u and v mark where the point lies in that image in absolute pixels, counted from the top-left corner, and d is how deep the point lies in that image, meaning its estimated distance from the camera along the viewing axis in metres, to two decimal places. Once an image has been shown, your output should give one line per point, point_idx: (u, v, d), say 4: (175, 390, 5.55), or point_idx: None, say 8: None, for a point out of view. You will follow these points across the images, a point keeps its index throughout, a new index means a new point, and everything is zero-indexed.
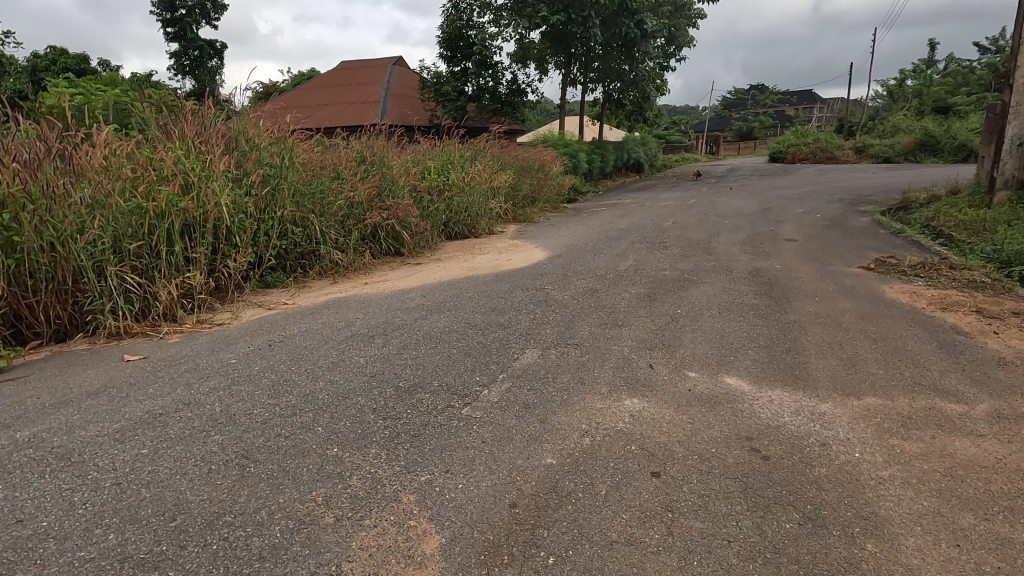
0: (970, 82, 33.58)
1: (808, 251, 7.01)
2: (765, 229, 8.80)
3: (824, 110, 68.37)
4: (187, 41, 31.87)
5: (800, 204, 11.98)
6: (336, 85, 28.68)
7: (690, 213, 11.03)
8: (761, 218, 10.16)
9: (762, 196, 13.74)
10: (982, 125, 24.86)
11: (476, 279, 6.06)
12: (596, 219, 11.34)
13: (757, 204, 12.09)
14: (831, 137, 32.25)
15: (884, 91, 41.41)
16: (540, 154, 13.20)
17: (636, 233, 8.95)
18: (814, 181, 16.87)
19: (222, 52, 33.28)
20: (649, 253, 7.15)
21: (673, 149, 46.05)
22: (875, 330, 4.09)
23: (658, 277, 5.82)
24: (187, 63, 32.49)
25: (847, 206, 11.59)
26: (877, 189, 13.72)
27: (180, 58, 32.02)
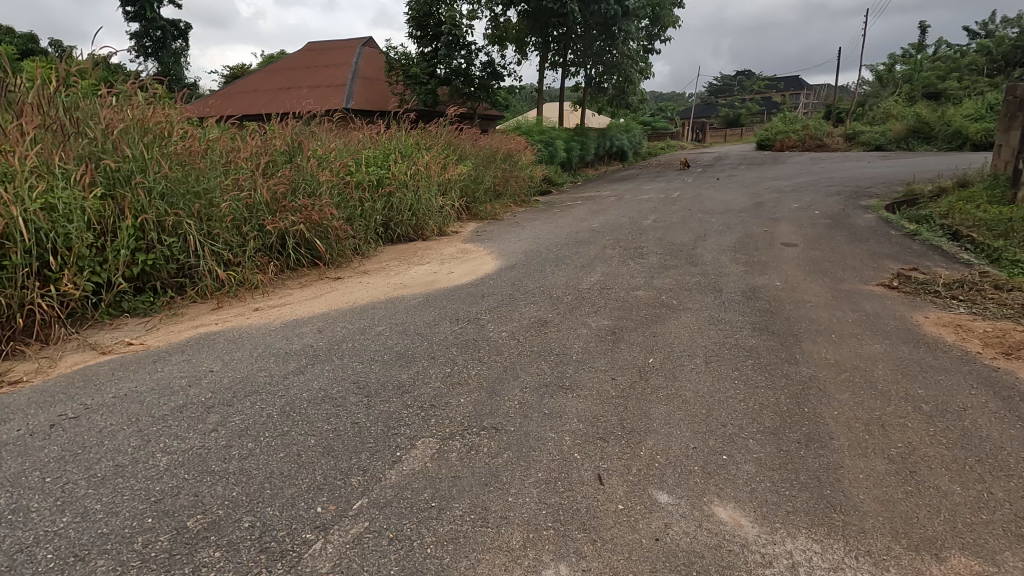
0: (961, 67, 32.64)
1: (812, 261, 5.81)
2: (758, 230, 7.59)
3: (811, 96, 67.51)
4: (147, 21, 29.86)
5: (794, 198, 10.78)
6: (303, 67, 26.92)
7: (672, 210, 9.79)
8: (753, 215, 8.95)
9: (752, 188, 12.55)
10: (977, 111, 23.91)
11: (399, 303, 4.77)
12: (568, 216, 10.04)
13: (748, 198, 10.88)
14: (821, 124, 31.19)
15: (873, 77, 40.47)
16: (507, 142, 11.82)
17: (609, 235, 7.69)
18: (806, 171, 15.70)
19: (186, 34, 31.23)
20: (621, 264, 5.91)
21: (660, 137, 44.81)
22: (925, 397, 2.87)
23: (627, 301, 4.57)
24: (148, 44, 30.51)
25: (847, 200, 10.42)
26: (877, 181, 12.56)
27: (141, 38, 30.03)
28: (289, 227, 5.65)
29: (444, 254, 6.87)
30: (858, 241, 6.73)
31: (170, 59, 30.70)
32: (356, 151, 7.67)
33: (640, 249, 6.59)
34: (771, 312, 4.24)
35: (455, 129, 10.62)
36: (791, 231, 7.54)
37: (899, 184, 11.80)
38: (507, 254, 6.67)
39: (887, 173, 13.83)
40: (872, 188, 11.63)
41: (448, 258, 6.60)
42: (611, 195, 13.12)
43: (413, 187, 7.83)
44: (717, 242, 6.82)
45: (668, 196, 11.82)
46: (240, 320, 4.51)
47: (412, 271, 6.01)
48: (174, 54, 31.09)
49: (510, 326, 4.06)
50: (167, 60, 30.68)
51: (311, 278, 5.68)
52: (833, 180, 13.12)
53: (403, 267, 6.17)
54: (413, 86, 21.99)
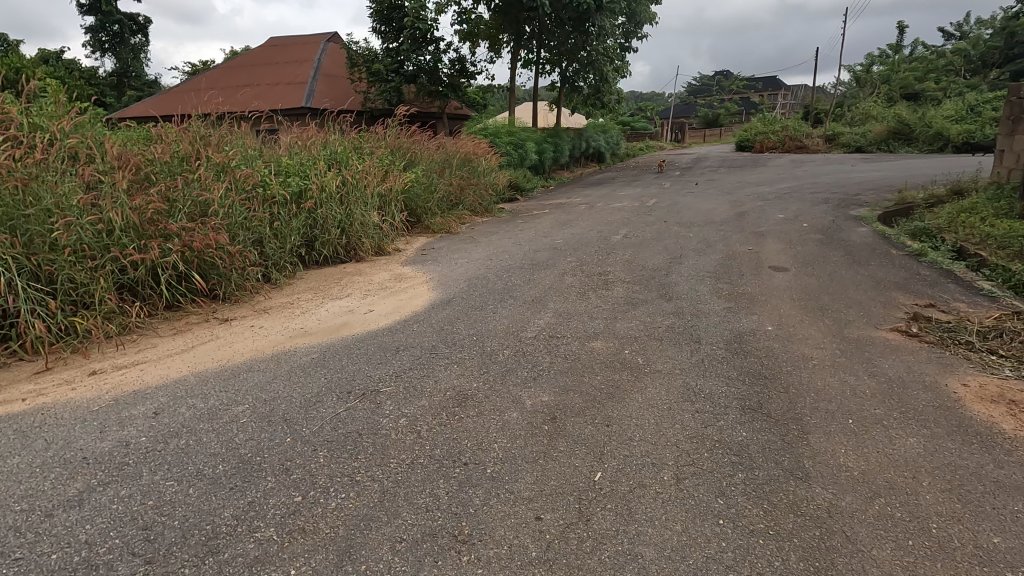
0: (938, 69, 32.45)
1: (807, 293, 4.84)
2: (741, 249, 6.63)
3: (788, 96, 67.61)
4: (102, 14, 27.97)
5: (780, 207, 9.88)
6: (263, 64, 25.46)
7: (646, 222, 8.80)
8: (734, 229, 8.02)
9: (733, 194, 11.67)
10: (957, 113, 23.48)
11: (287, 362, 3.67)
12: (531, 228, 8.99)
13: (728, 208, 9.98)
14: (800, 126, 30.65)
15: (851, 78, 40.22)
16: (465, 145, 10.71)
17: (573, 255, 6.66)
18: (788, 175, 14.88)
19: (145, 28, 29.33)
20: (579, 298, 4.88)
21: (639, 138, 44.11)
22: (1009, 555, 1.88)
23: (580, 360, 3.52)
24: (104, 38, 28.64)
25: (834, 211, 9.55)
26: (865, 187, 11.74)
27: (97, 33, 28.11)
28: (162, 257, 4.49)
29: (374, 282, 5.77)
30: (857, 264, 5.81)
31: (129, 54, 28.78)
32: (271, 161, 6.53)
33: (605, 275, 5.59)
34: (764, 377, 3.24)
35: (404, 132, 9.50)
36: (778, 249, 6.61)
37: (888, 192, 10.99)
38: (448, 283, 5.61)
39: (873, 178, 13.08)
40: (860, 196, 10.80)
41: (375, 288, 5.50)
42: (582, 203, 12.12)
43: (340, 200, 6.71)
44: (696, 266, 5.84)
45: (642, 205, 10.85)
46: (62, 391, 3.36)
47: (326, 307, 4.90)
48: (132, 50, 29.30)
49: (417, 406, 2.98)
50: (125, 55, 28.68)
51: (192, 321, 4.55)
52: (818, 187, 12.29)
53: (317, 302, 5.06)
54: (377, 83, 20.72)
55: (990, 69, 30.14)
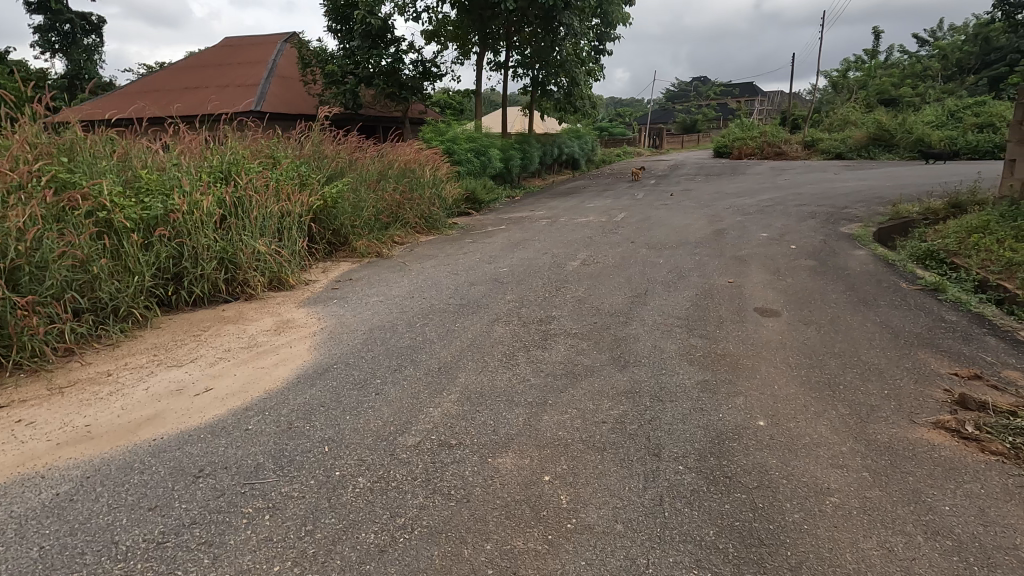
0: (915, 74, 32.07)
1: (804, 354, 3.65)
2: (719, 282, 5.44)
3: (766, 102, 67.62)
4: (53, 14, 26.05)
5: (760, 223, 8.79)
6: (214, 65, 23.89)
7: (611, 243, 7.60)
8: (711, 252, 6.86)
9: (711, 207, 10.58)
10: (938, 119, 22.86)
11: (17, 501, 2.34)
12: (477, 250, 7.72)
13: (705, 224, 8.85)
14: (778, 132, 29.97)
15: (828, 83, 39.87)
16: (405, 151, 9.41)
17: (515, 290, 5.41)
18: (769, 184, 13.84)
19: (99, 28, 27.38)
20: (506, 364, 3.61)
21: (616, 144, 43.27)
22: None
23: (469, 500, 2.23)
24: (56, 39, 26.70)
25: (823, 228, 8.47)
26: (854, 199, 10.70)
27: (47, 33, 26.18)
28: None
29: (247, 335, 4.39)
30: (861, 305, 4.65)
31: (81, 54, 26.77)
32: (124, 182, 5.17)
33: (547, 324, 4.37)
34: (757, 544, 1.98)
35: (328, 138, 8.15)
36: (762, 281, 5.45)
37: (879, 205, 9.95)
38: (342, 336, 4.30)
39: (861, 189, 12.10)
40: (849, 210, 9.74)
41: (242, 345, 4.12)
42: (545, 217, 10.88)
43: (219, 226, 5.33)
44: (663, 309, 4.61)
45: (610, 220, 9.67)
46: None
47: (152, 381, 3.52)
48: (86, 51, 27.41)
49: None
50: (77, 55, 26.61)
51: None
52: (802, 198, 11.26)
53: (147, 372, 3.65)
54: (332, 86, 19.37)
55: (967, 74, 29.77)
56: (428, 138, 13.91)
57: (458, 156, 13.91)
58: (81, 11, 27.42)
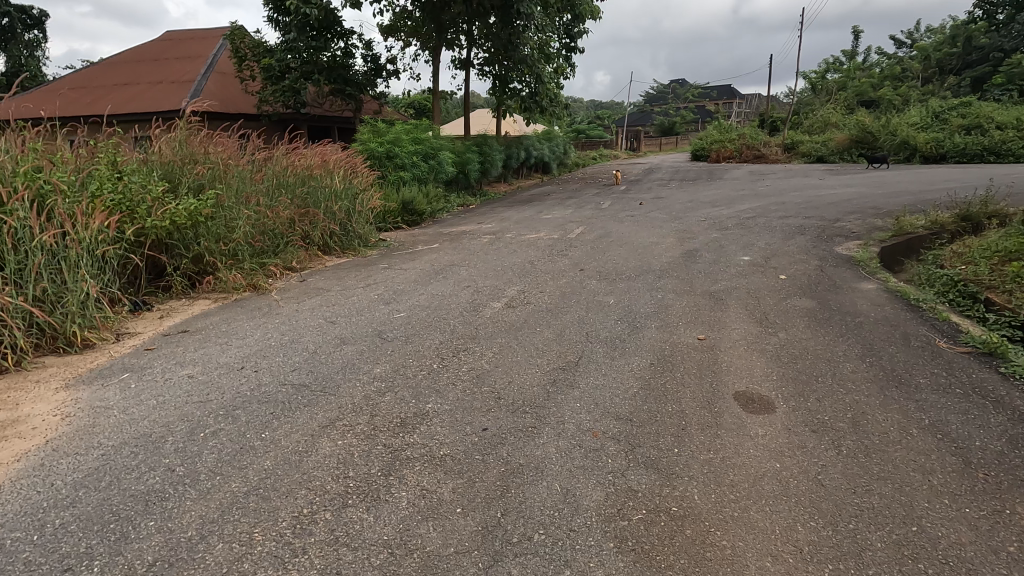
0: (895, 76, 31.23)
1: (808, 514, 2.08)
2: (685, 340, 3.87)
3: (744, 105, 66.98)
4: None
5: (739, 241, 7.32)
6: (149, 61, 21.83)
7: (556, 271, 6.02)
8: (679, 285, 5.31)
9: (683, 220, 9.08)
10: (924, 120, 21.78)
11: None
12: (385, 281, 6.09)
13: (674, 243, 7.34)
14: (757, 133, 28.85)
15: (807, 85, 38.95)
16: (311, 154, 7.75)
17: (397, 356, 3.77)
18: (749, 191, 12.42)
19: (41, 23, 24.78)
20: (286, 549, 1.98)
21: (593, 147, 42.05)
22: None
23: None
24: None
25: (814, 247, 7.01)
26: (846, 211, 9.29)
27: None
28: None
29: None
30: (888, 387, 3.12)
31: (21, 51, 24.04)
32: None
33: (406, 433, 2.75)
34: None
35: (197, 139, 6.47)
36: (743, 338, 3.91)
37: (876, 218, 8.56)
38: (65, 461, 2.62)
39: (851, 196, 10.72)
40: (842, 223, 8.33)
41: None
42: (491, 232, 9.30)
43: None
44: (595, 401, 3.01)
45: (563, 238, 8.11)
46: None
47: None
48: (29, 47, 24.69)
49: None
50: (16, 52, 23.87)
51: None
52: (786, 208, 9.84)
53: None
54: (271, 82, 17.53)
55: (949, 75, 28.89)
56: (366, 141, 12.25)
57: (401, 161, 12.25)
58: (21, 3, 24.50)
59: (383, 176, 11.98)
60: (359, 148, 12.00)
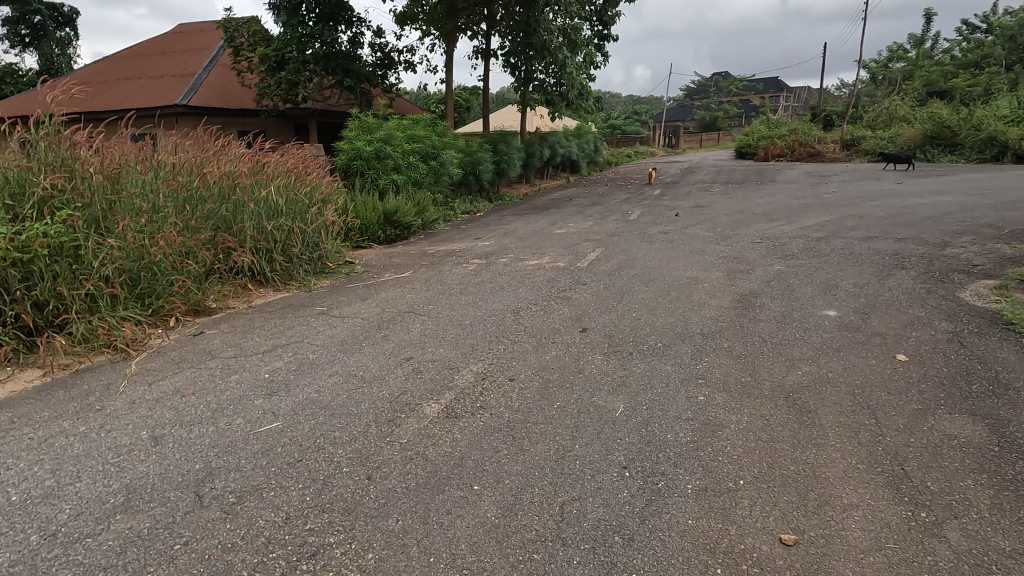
0: (971, 64, 27.83)
1: None
2: (754, 556, 1.90)
3: (791, 99, 63.13)
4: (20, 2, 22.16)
5: (815, 280, 5.24)
6: (154, 55, 20.71)
7: (547, 333, 4.12)
8: (732, 376, 3.28)
9: (731, 242, 7.04)
10: (1015, 111, 18.80)
11: None
12: (307, 338, 4.34)
13: (723, 282, 5.31)
14: (811, 128, 26.12)
15: (866, 75, 35.61)
16: (244, 157, 6.06)
17: (180, 568, 1.93)
18: (812, 200, 10.21)
19: (73, 20, 23.49)
20: None
21: (629, 143, 39.84)
22: None
23: None
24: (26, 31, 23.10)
25: (926, 291, 4.92)
26: (952, 232, 7.04)
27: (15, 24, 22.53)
28: None
29: None
30: None
31: (53, 49, 23.01)
32: None
33: None
34: None
35: (73, 138, 4.84)
36: (881, 558, 1.89)
37: (999, 244, 6.35)
38: None
39: (951, 209, 8.43)
40: (953, 251, 6.17)
41: None
42: (485, 254, 7.45)
43: None
44: None
45: (572, 266, 6.20)
46: None
47: None
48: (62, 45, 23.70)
49: None
50: (47, 49, 22.80)
51: None
52: (866, 225, 7.65)
53: None
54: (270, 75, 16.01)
55: None
56: (354, 139, 10.57)
57: (395, 164, 10.56)
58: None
59: (373, 181, 10.30)
60: (345, 148, 10.32)
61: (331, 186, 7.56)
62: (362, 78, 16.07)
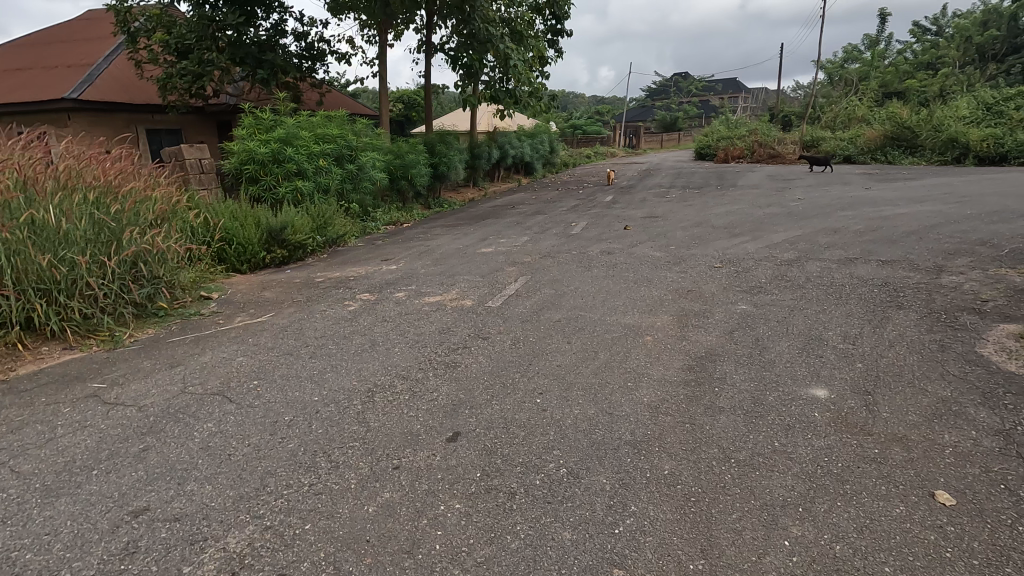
0: (925, 64, 27.73)
1: None
2: None
3: (749, 101, 63.59)
4: None
5: (792, 331, 3.92)
6: (51, 42, 18.19)
7: (397, 444, 2.65)
8: (670, 564, 1.86)
9: (684, 269, 5.75)
10: (973, 111, 18.37)
11: None
12: (23, 455, 2.73)
13: (671, 335, 3.95)
14: (770, 129, 25.51)
15: (823, 76, 35.47)
16: (12, 168, 4.41)
17: None
18: (776, 209, 9.08)
19: None
20: None
21: (590, 144, 38.83)
22: None
23: None
24: None
25: (938, 347, 3.66)
26: (943, 253, 5.91)
27: None
28: None
29: None
30: None
31: None
32: None
33: None
34: None
35: None
36: None
37: (1002, 271, 5.23)
38: None
39: (932, 221, 7.39)
40: (952, 283, 5.01)
41: None
42: (384, 283, 5.94)
43: None
44: None
45: (483, 305, 4.79)
46: None
47: None
48: None
49: None
50: None
51: None
52: (841, 244, 6.49)
53: None
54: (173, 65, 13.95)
55: (990, 62, 25.44)
56: (246, 140, 8.88)
57: (299, 168, 9.06)
58: None
59: (271, 189, 8.75)
60: (235, 149, 8.70)
61: (180, 200, 5.95)
62: (275, 65, 13.88)
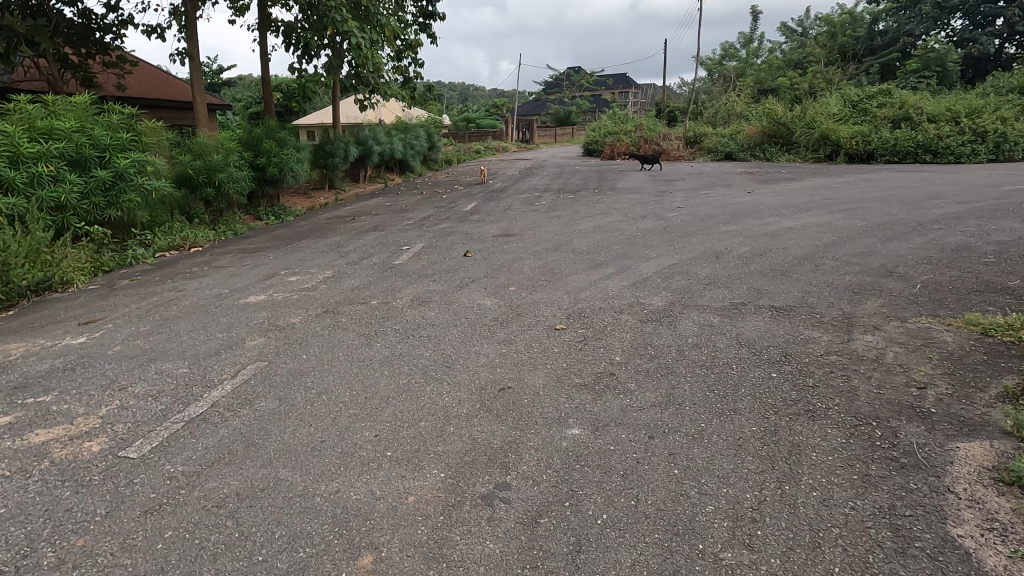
0: (795, 62, 28.57)
1: None
2: None
3: (638, 95, 64.99)
4: None
5: (644, 517, 2.09)
6: None
7: None
8: None
9: (510, 336, 3.88)
10: (842, 108, 18.56)
11: None
12: None
13: (416, 545, 1.98)
14: (656, 124, 25.00)
15: (705, 72, 36.04)
16: None
17: None
18: (651, 222, 7.61)
19: None
20: None
21: (482, 139, 37.05)
22: None
23: None
24: None
25: (896, 537, 1.99)
26: (848, 293, 4.53)
27: None
28: None
29: None
30: None
31: None
32: None
33: None
34: None
35: None
36: None
37: (924, 327, 3.85)
38: None
39: (826, 240, 6.12)
40: (870, 351, 3.53)
41: None
42: (20, 383, 3.53)
43: None
44: None
45: (116, 456, 2.57)
46: None
47: None
48: None
49: None
50: None
51: None
52: (723, 279, 4.96)
53: None
54: None
55: (851, 61, 26.55)
56: None
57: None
58: None
59: None
60: None
61: None
62: (17, 36, 9.82)
